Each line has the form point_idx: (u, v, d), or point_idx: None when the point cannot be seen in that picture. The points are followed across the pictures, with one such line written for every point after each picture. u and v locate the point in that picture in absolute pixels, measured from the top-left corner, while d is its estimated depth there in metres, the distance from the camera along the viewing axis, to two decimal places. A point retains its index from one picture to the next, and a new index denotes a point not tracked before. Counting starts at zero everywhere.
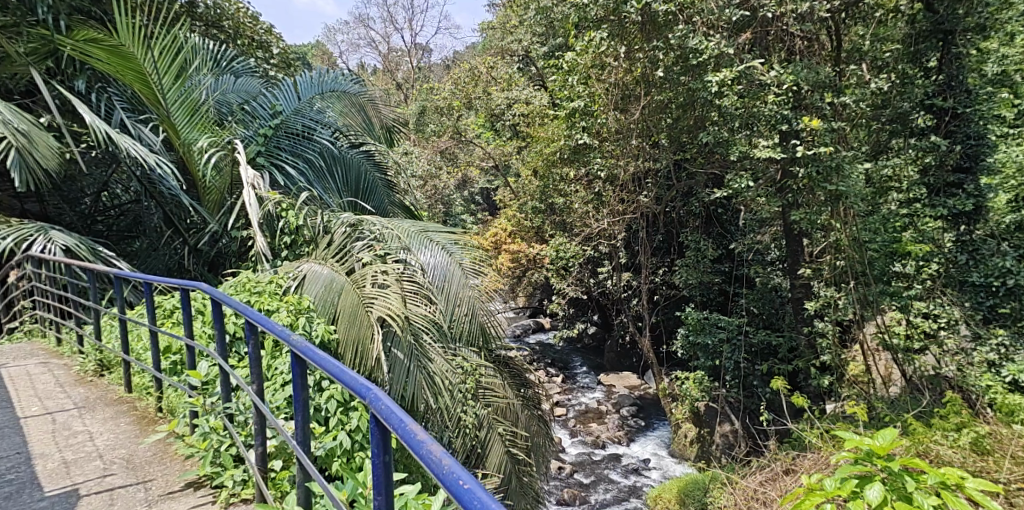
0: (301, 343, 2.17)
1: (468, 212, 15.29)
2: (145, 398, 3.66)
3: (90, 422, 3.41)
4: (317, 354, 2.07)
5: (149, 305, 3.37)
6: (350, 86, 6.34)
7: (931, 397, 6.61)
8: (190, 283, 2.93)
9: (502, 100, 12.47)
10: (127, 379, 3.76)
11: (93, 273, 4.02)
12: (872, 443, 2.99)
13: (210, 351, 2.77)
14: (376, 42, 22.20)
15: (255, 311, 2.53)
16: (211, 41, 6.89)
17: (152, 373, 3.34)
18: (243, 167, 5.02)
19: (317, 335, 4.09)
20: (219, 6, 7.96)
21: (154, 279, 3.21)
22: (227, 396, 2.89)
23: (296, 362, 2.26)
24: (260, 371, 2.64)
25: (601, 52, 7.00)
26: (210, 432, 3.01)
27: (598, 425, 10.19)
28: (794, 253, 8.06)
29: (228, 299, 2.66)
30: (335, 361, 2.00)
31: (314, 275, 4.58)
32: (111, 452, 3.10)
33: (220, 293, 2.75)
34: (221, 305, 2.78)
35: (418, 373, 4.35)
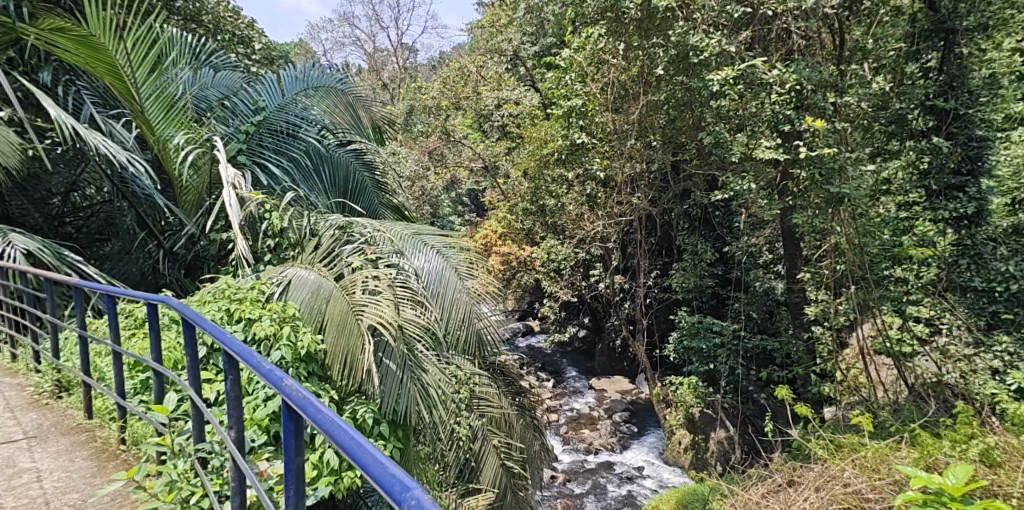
0: (299, 395, 1.92)
1: (457, 213, 15.01)
2: (106, 426, 3.40)
3: (39, 458, 3.14)
4: (334, 425, 1.80)
5: (111, 321, 3.11)
6: (339, 81, 6.07)
7: (934, 406, 6.51)
8: (158, 298, 2.67)
9: (492, 99, 12.22)
10: (88, 403, 3.50)
11: (50, 284, 3.72)
12: (948, 482, 3.62)
13: (181, 379, 2.52)
14: (362, 40, 21.78)
15: (235, 340, 2.28)
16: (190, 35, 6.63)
17: (114, 399, 3.07)
18: (225, 164, 4.69)
19: (304, 346, 3.83)
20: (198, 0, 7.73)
21: (118, 292, 2.94)
22: (199, 435, 2.69)
23: (291, 416, 1.98)
24: (240, 408, 2.38)
25: (599, 48, 6.85)
26: (178, 480, 2.73)
27: (590, 430, 10.00)
28: (791, 255, 7.92)
29: (205, 323, 2.41)
30: (351, 433, 1.76)
31: (301, 280, 4.28)
32: (60, 498, 2.85)
33: (192, 313, 2.51)
34: (193, 326, 2.54)
35: (412, 384, 4.09)
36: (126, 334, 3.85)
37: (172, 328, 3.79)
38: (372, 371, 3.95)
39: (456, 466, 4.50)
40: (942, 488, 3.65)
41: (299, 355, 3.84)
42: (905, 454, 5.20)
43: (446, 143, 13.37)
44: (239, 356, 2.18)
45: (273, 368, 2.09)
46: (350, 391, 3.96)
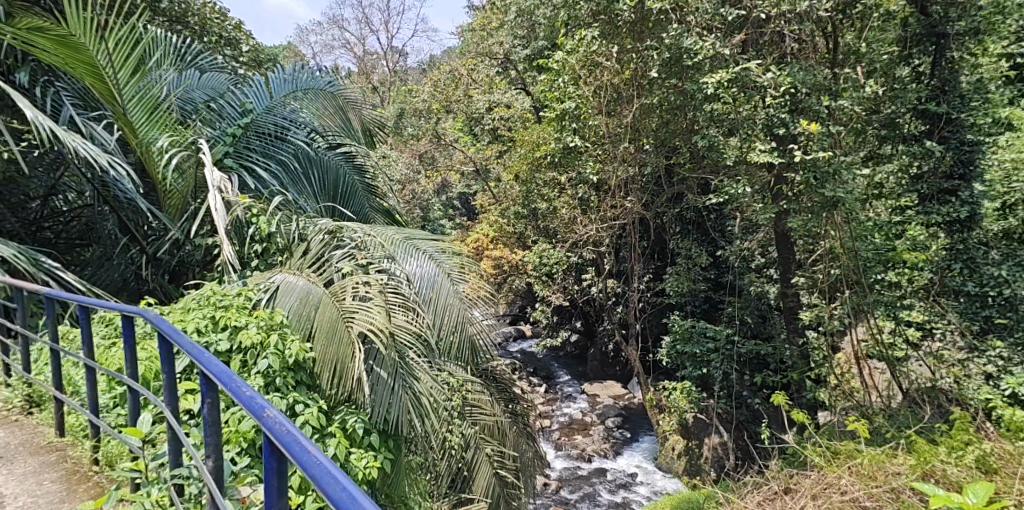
0: (282, 430, 1.72)
1: (448, 217, 14.90)
2: (79, 444, 3.29)
3: (5, 481, 3.02)
4: (318, 469, 1.58)
5: (84, 334, 2.99)
6: (328, 83, 5.97)
7: (929, 412, 6.48)
8: (134, 311, 2.53)
9: (484, 103, 12.15)
10: (59, 421, 3.37)
11: (21, 295, 3.59)
12: (968, 502, 3.53)
13: (156, 400, 2.37)
14: (351, 44, 21.64)
15: (213, 360, 2.10)
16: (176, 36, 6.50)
17: (86, 417, 2.94)
18: (210, 168, 4.62)
19: (292, 354, 3.73)
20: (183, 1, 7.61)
21: (93, 304, 2.80)
22: (176, 462, 2.54)
23: (272, 453, 1.79)
24: (218, 435, 2.24)
25: (593, 51, 6.74)
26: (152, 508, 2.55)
27: (583, 436, 9.92)
28: (786, 257, 7.80)
29: (183, 341, 2.23)
30: (340, 481, 1.53)
31: (289, 286, 4.17)
32: None
33: (168, 328, 2.35)
34: (169, 343, 2.38)
35: (403, 392, 3.99)
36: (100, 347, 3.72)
37: (147, 342, 3.68)
38: (363, 380, 3.85)
39: (449, 473, 4.46)
40: (961, 506, 3.57)
41: (287, 364, 3.74)
42: (902, 460, 5.15)
43: (436, 147, 13.27)
44: (219, 381, 1.98)
45: (255, 396, 1.88)
46: (340, 401, 3.86)
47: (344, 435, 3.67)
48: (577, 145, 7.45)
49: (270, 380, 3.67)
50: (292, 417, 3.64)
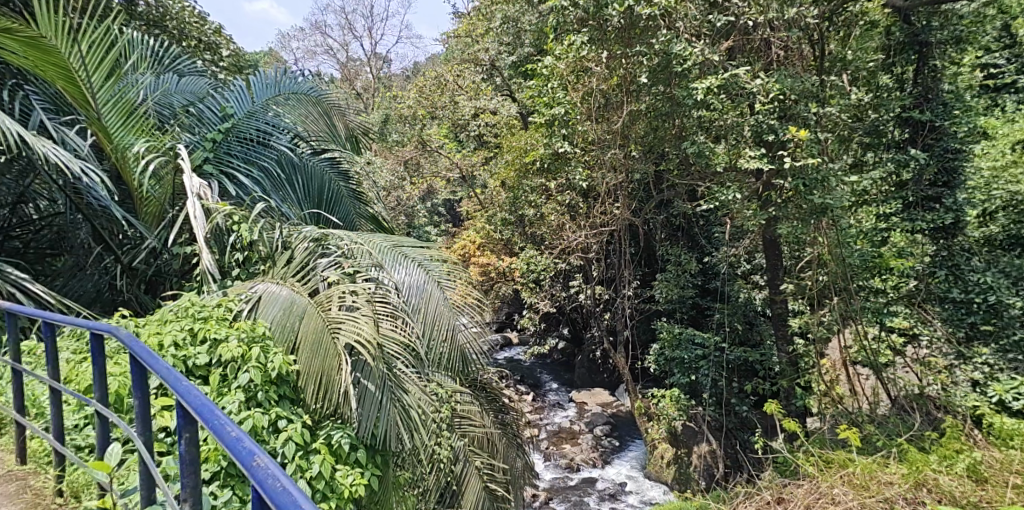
0: (277, 487, 1.66)
1: (433, 223, 14.77)
2: (44, 470, 3.12)
3: None
4: None
5: (50, 352, 2.85)
6: (312, 87, 5.84)
7: (918, 419, 6.47)
8: (106, 330, 2.39)
9: (470, 109, 12.09)
10: (21, 447, 3.19)
11: None
12: None
13: (128, 430, 2.25)
14: (334, 50, 21.45)
15: (194, 392, 2.00)
16: (153, 39, 6.34)
17: (52, 444, 2.80)
18: (189, 175, 4.45)
19: (275, 368, 3.58)
20: (161, 4, 7.48)
21: (61, 320, 2.65)
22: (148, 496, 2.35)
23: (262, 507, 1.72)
24: (196, 478, 2.07)
25: (581, 57, 6.65)
26: None
27: (572, 445, 9.82)
28: (773, 263, 7.70)
29: (160, 368, 2.12)
30: None
31: (271, 296, 4.02)
32: None
33: (143, 351, 2.23)
34: (143, 366, 2.25)
35: (391, 406, 3.88)
36: (69, 363, 3.56)
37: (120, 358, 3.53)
38: (349, 394, 3.74)
39: (438, 488, 4.26)
40: None
41: (269, 377, 3.60)
42: (895, 469, 5.11)
43: (422, 154, 13.15)
44: (201, 419, 1.90)
45: (242, 439, 1.81)
46: (325, 415, 3.74)
47: (329, 451, 3.54)
48: (566, 151, 7.40)
49: (252, 394, 3.54)
50: (275, 433, 3.51)
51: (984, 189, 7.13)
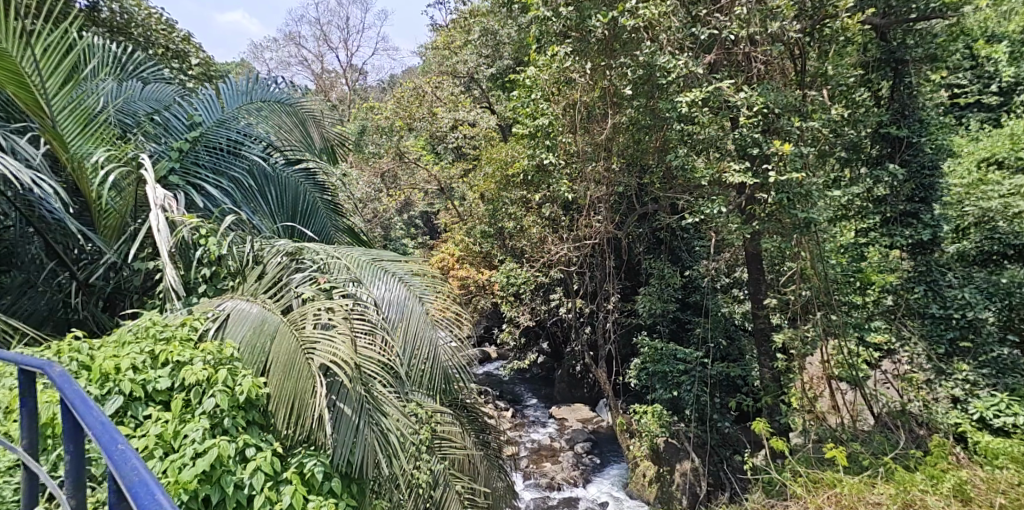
0: None
1: (410, 236, 14.49)
2: None
3: None
4: None
5: None
6: (284, 97, 5.65)
7: (901, 436, 6.42)
8: (50, 374, 2.16)
9: (448, 121, 11.92)
10: None
11: None
12: None
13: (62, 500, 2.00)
14: (309, 61, 21.10)
15: (132, 470, 1.76)
16: (114, 44, 6.08)
17: None
18: (153, 186, 4.23)
19: (243, 391, 3.37)
20: (126, 11, 7.22)
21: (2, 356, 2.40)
22: None
23: None
24: None
25: (566, 68, 6.49)
26: None
27: (552, 463, 9.64)
28: (756, 277, 7.48)
29: (101, 437, 1.87)
30: None
31: (240, 315, 3.80)
32: None
33: (84, 409, 1.99)
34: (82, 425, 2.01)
35: (368, 431, 3.68)
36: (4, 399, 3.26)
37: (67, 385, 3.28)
38: (323, 418, 3.54)
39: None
40: None
41: (237, 402, 3.38)
42: (882, 490, 5.02)
43: (399, 165, 12.91)
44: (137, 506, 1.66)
45: None
46: (298, 441, 3.52)
47: (300, 480, 3.32)
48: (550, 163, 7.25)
49: (217, 421, 3.32)
50: (242, 462, 3.29)
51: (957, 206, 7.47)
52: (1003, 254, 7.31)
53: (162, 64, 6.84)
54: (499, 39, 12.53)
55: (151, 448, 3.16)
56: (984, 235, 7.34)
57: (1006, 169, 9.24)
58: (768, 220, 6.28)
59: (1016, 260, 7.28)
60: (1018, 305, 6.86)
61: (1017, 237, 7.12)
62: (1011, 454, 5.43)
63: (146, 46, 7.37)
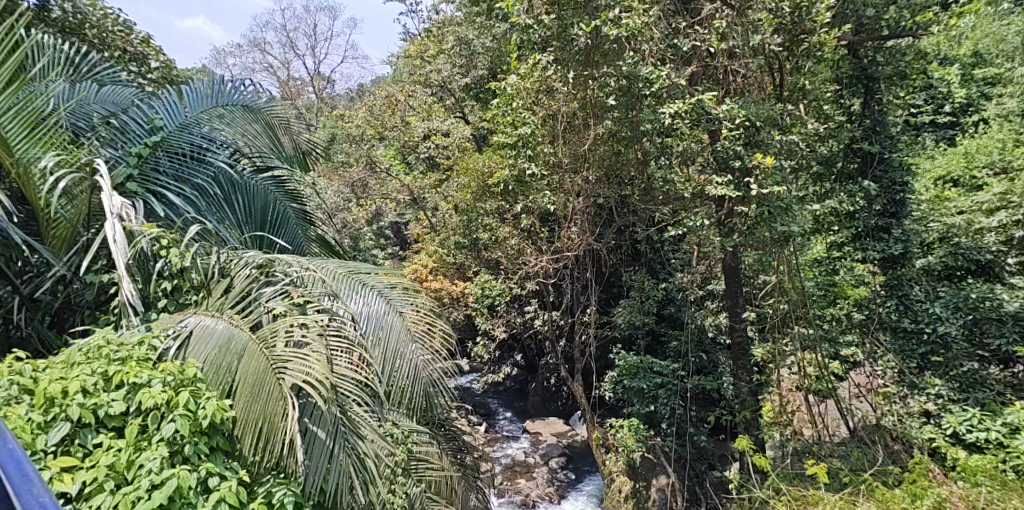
0: None
1: (380, 246, 14.15)
2: None
3: None
4: None
5: None
6: (250, 102, 5.44)
7: (881, 453, 6.26)
8: None
9: (421, 130, 11.66)
10: None
11: None
12: None
13: None
14: (274, 68, 20.56)
15: None
16: (67, 44, 5.74)
17: None
18: (109, 194, 3.95)
19: (207, 415, 3.12)
20: (80, 11, 6.87)
21: None
22: None
23: None
24: None
25: (547, 77, 6.29)
26: None
27: (526, 480, 9.43)
28: (733, 294, 7.16)
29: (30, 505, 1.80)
30: None
31: (204, 332, 3.53)
32: None
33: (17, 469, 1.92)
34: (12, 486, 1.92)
35: (344, 456, 3.46)
36: None
37: (6, 412, 3.00)
38: (294, 444, 3.30)
39: None
40: None
41: (198, 427, 3.13)
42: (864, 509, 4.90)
43: (370, 175, 12.60)
44: None
45: None
46: (266, 468, 3.28)
47: None
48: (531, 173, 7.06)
49: (177, 448, 3.08)
50: (204, 493, 3.04)
51: (921, 221, 7.50)
52: (966, 269, 7.26)
53: (120, 65, 6.50)
54: (474, 49, 12.44)
55: (101, 480, 2.92)
56: (948, 250, 7.25)
57: (964, 187, 9.49)
58: (748, 234, 6.11)
59: (980, 275, 7.24)
60: (982, 320, 6.77)
61: (980, 252, 7.06)
62: (992, 475, 5.29)
63: (102, 47, 7.01)
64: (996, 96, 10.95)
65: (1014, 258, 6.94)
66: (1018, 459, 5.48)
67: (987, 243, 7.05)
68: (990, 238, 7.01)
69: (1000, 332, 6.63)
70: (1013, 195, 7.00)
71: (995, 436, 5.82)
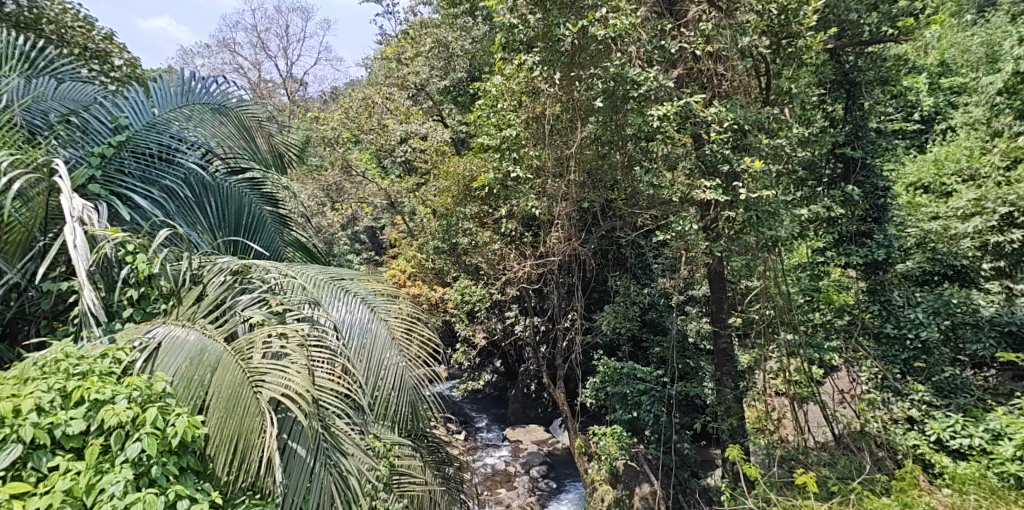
0: None
1: (355, 251, 13.86)
2: None
3: None
4: None
5: None
6: (218, 105, 5.13)
7: (869, 463, 5.90)
8: None
9: (399, 133, 11.39)
10: None
11: None
12: None
13: None
14: (245, 69, 20.09)
15: None
16: (22, 39, 5.43)
17: None
18: (69, 196, 3.70)
19: (177, 433, 2.90)
20: (36, 5, 6.54)
21: None
22: None
23: None
24: None
25: (533, 78, 6.12)
26: None
27: (507, 489, 9.26)
28: (717, 300, 6.99)
29: None
30: None
31: (174, 343, 3.30)
32: None
33: None
34: None
35: (325, 474, 3.27)
36: None
37: None
38: (272, 461, 3.11)
39: None
40: None
41: (167, 447, 2.92)
42: None
43: (345, 179, 12.26)
44: None
45: None
46: (241, 489, 3.08)
47: None
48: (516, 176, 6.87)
49: (144, 469, 2.87)
50: None
51: (899, 226, 7.49)
52: (943, 275, 7.28)
53: (81, 62, 6.18)
54: (452, 51, 12.28)
55: (57, 507, 2.71)
56: (925, 256, 7.27)
57: (933, 194, 9.70)
58: (733, 239, 5.88)
59: (955, 281, 7.28)
60: (959, 325, 6.78)
61: (955, 258, 7.13)
62: (981, 484, 4.99)
63: (62, 43, 6.69)
64: (963, 105, 11.10)
65: (988, 263, 7.02)
66: (1003, 466, 5.24)
67: (963, 249, 7.12)
68: (966, 243, 7.08)
69: (976, 337, 6.65)
70: (986, 202, 7.09)
71: (978, 442, 5.64)
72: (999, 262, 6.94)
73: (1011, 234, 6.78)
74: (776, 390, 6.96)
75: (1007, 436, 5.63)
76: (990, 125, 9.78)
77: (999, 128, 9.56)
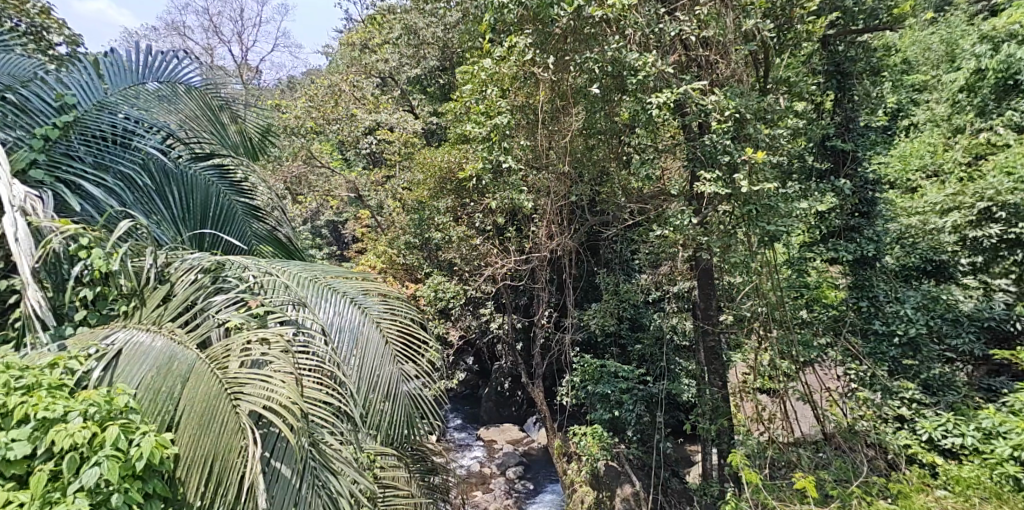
0: None
1: (316, 246, 13.26)
2: None
3: None
4: None
5: None
6: (167, 95, 4.66)
7: (864, 463, 5.71)
8: None
9: (368, 123, 10.78)
10: None
11: None
12: None
13: None
14: (195, 54, 19.08)
15: None
16: None
17: None
18: (11, 183, 3.24)
19: (143, 455, 2.54)
20: None
21: None
22: None
23: None
24: None
25: (524, 62, 5.76)
26: None
27: (482, 492, 8.97)
28: (705, 296, 6.70)
29: None
30: None
31: (138, 351, 2.91)
32: None
33: None
34: None
35: (313, 496, 2.93)
36: None
37: None
38: (254, 485, 2.76)
39: None
40: None
41: (131, 470, 2.55)
42: None
43: (308, 170, 11.54)
44: None
45: None
46: None
47: None
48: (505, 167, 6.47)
49: (102, 499, 2.49)
50: None
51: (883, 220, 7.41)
52: (922, 270, 7.26)
53: (16, 31, 5.57)
54: (422, 38, 11.88)
55: None
56: (906, 250, 7.24)
57: (900, 188, 9.67)
58: (728, 234, 5.59)
59: (934, 276, 7.24)
60: (940, 321, 6.72)
61: (936, 252, 7.07)
62: (982, 486, 4.80)
63: None
64: (923, 102, 11.15)
65: (966, 258, 6.94)
66: (1000, 466, 5.15)
67: (943, 242, 7.06)
68: (946, 238, 7.03)
69: (956, 332, 6.61)
70: (964, 196, 7.03)
71: (971, 442, 5.55)
72: (975, 257, 6.87)
73: (989, 229, 6.69)
74: (762, 389, 6.61)
75: (999, 434, 5.54)
76: (951, 121, 9.89)
77: (962, 124, 9.55)
